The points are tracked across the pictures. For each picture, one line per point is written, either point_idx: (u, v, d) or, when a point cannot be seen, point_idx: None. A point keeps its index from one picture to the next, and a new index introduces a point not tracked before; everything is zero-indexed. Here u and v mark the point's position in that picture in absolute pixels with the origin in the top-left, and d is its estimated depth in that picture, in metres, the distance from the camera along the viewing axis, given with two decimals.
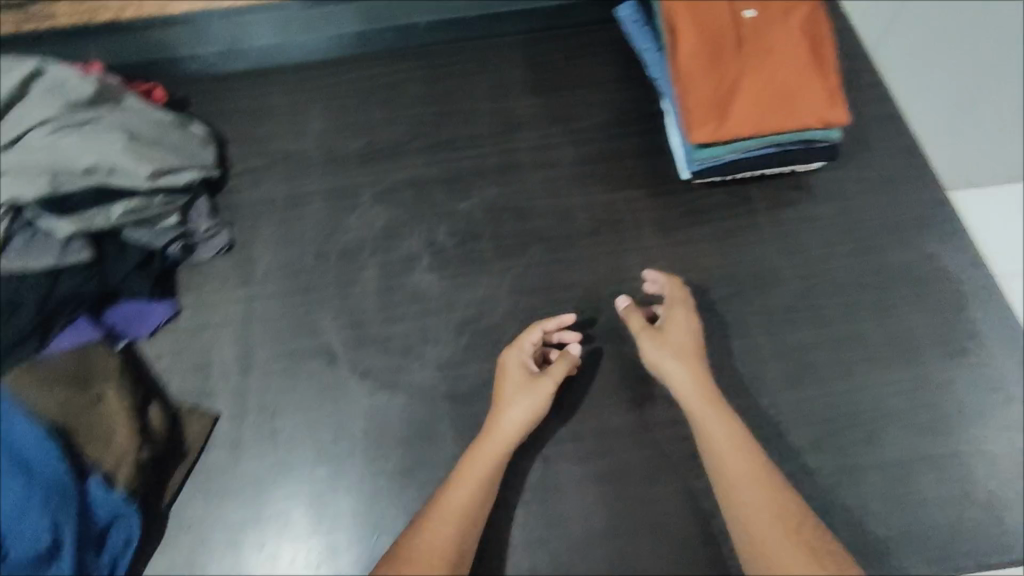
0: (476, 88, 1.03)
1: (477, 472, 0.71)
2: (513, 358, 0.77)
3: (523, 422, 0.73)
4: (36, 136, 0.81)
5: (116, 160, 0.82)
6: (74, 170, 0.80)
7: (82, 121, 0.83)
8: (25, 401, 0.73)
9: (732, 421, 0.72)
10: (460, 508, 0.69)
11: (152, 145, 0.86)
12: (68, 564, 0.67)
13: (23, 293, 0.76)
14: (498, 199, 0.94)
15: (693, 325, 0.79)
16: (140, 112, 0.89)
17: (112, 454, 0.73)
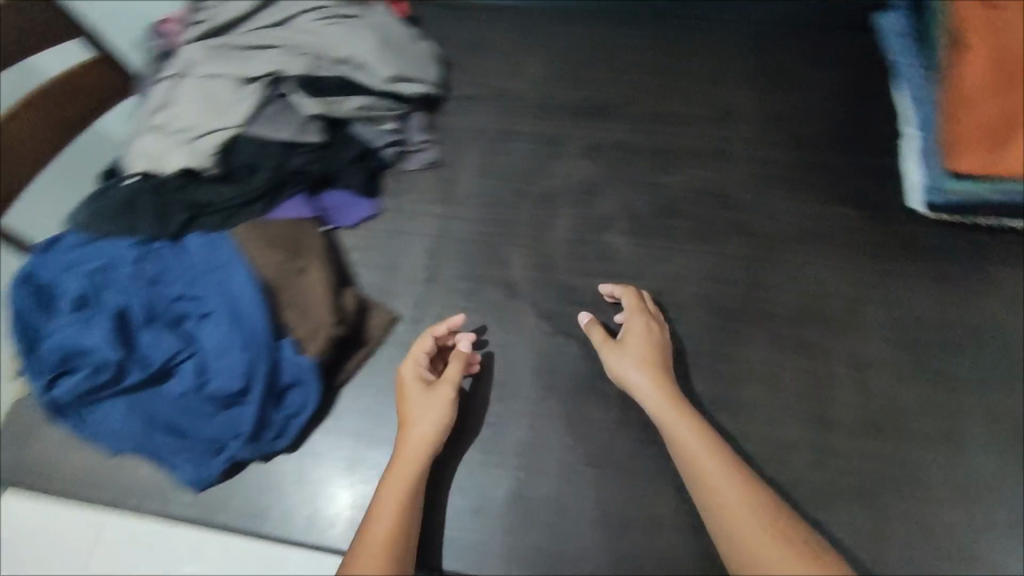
0: (702, 66, 0.99)
1: (406, 476, 0.67)
2: (413, 369, 0.73)
3: (434, 436, 0.69)
4: (303, 19, 0.87)
5: (365, 59, 0.87)
6: (330, 60, 0.86)
7: (345, 15, 0.88)
8: (246, 254, 0.80)
9: (701, 433, 0.65)
10: (395, 522, 0.63)
11: (394, 50, 0.90)
12: (256, 407, 0.73)
13: (263, 156, 0.83)
14: (706, 182, 0.91)
15: (653, 332, 0.75)
16: (389, 19, 0.93)
17: (308, 322, 0.78)
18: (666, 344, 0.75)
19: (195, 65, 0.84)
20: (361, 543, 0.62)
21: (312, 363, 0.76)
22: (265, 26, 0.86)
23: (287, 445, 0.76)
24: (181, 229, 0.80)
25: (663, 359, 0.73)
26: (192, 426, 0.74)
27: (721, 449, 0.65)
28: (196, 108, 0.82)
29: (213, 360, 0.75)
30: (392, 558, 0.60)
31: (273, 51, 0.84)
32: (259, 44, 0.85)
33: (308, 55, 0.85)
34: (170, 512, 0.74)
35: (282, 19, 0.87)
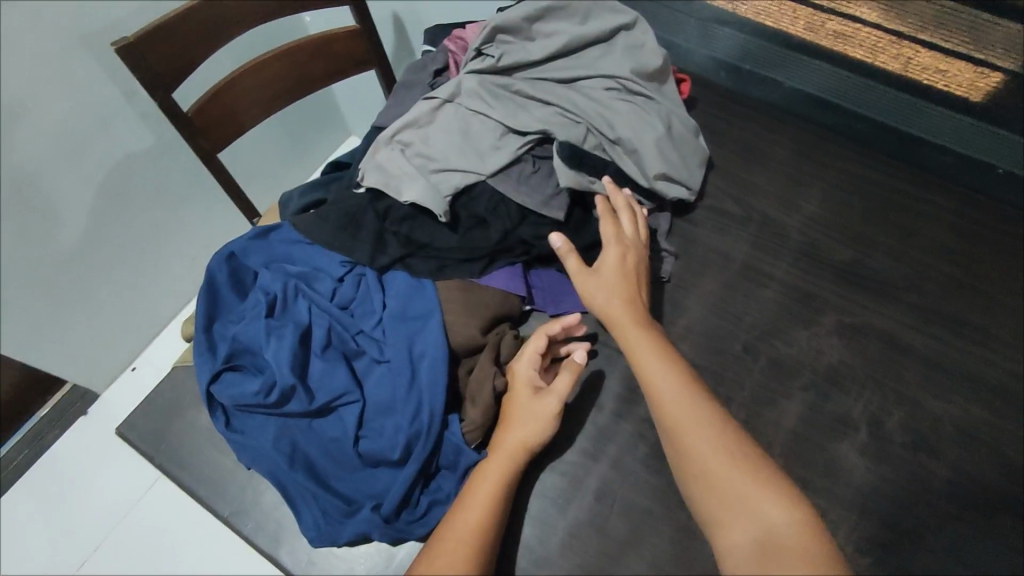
0: (1016, 278, 0.81)
1: (502, 467, 0.65)
2: (527, 365, 0.71)
3: (526, 441, 0.67)
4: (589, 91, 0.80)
5: (638, 152, 0.78)
6: (602, 140, 0.78)
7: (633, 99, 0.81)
8: (446, 312, 0.72)
9: (662, 356, 0.67)
10: (486, 510, 0.62)
11: (671, 145, 0.80)
12: (403, 485, 0.66)
13: (498, 215, 0.75)
14: (986, 427, 0.72)
15: (631, 264, 0.73)
16: (677, 108, 0.83)
17: (478, 405, 0.70)
18: (639, 267, 0.73)
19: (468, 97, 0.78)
20: (445, 526, 0.62)
21: (472, 460, 0.68)
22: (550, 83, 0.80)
23: (419, 534, 0.67)
24: (391, 262, 0.74)
25: (627, 274, 0.73)
26: (334, 475, 0.68)
27: (682, 376, 0.65)
28: (448, 138, 0.76)
29: (377, 414, 0.69)
30: (476, 555, 0.60)
31: (550, 113, 0.78)
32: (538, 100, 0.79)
33: (583, 127, 0.77)
34: (279, 557, 0.68)
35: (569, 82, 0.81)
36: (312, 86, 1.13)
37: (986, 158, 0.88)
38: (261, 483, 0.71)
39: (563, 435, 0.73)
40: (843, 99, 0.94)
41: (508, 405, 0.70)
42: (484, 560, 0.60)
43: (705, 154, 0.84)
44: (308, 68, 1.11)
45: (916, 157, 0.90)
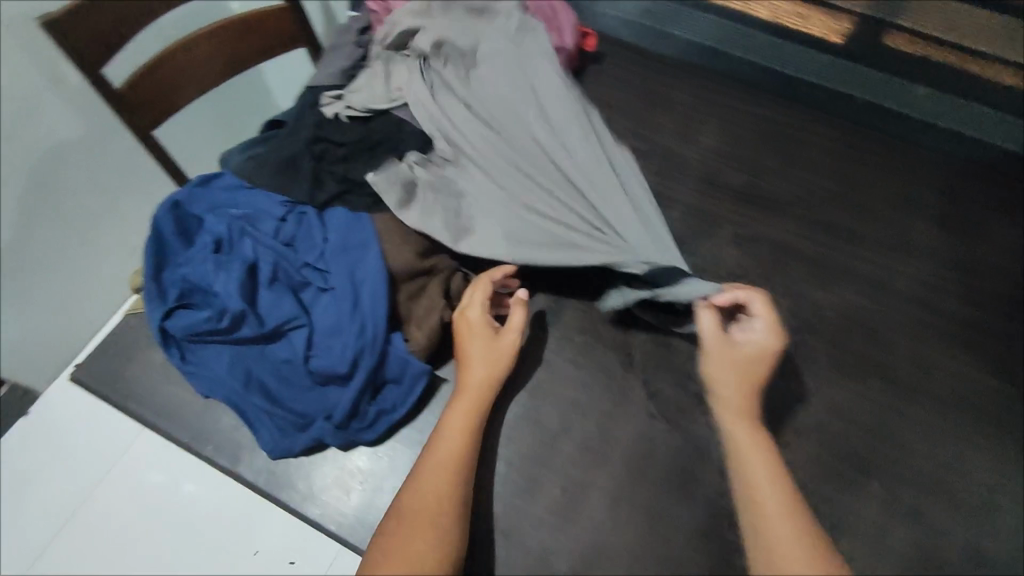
0: (882, 186, 0.93)
1: (471, 407, 0.70)
2: (476, 305, 0.75)
3: (488, 376, 0.72)
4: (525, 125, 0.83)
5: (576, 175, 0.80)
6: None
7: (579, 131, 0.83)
8: (383, 240, 0.78)
9: (774, 468, 0.64)
10: (461, 442, 0.68)
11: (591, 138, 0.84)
12: (352, 395, 0.72)
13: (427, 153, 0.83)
14: (860, 309, 0.84)
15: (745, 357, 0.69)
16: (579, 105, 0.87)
17: (421, 320, 0.78)
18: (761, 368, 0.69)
19: (440, 171, 0.82)
20: (425, 457, 0.67)
21: (416, 368, 0.75)
22: (515, 146, 0.83)
23: (370, 438, 0.74)
24: (330, 200, 0.80)
25: (739, 362, 0.69)
26: (287, 395, 0.74)
27: (780, 471, 0.64)
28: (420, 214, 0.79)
29: (324, 337, 0.75)
30: (457, 483, 0.66)
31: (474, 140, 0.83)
32: (460, 127, 0.83)
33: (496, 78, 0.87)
34: (239, 472, 0.73)
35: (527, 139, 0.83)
36: (247, 65, 1.17)
37: (854, 91, 1.00)
38: (217, 410, 0.76)
39: None
40: (729, 46, 1.06)
41: (461, 349, 0.74)
42: (463, 492, 0.65)
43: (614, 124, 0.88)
44: (238, 49, 1.15)
45: (794, 92, 1.01)
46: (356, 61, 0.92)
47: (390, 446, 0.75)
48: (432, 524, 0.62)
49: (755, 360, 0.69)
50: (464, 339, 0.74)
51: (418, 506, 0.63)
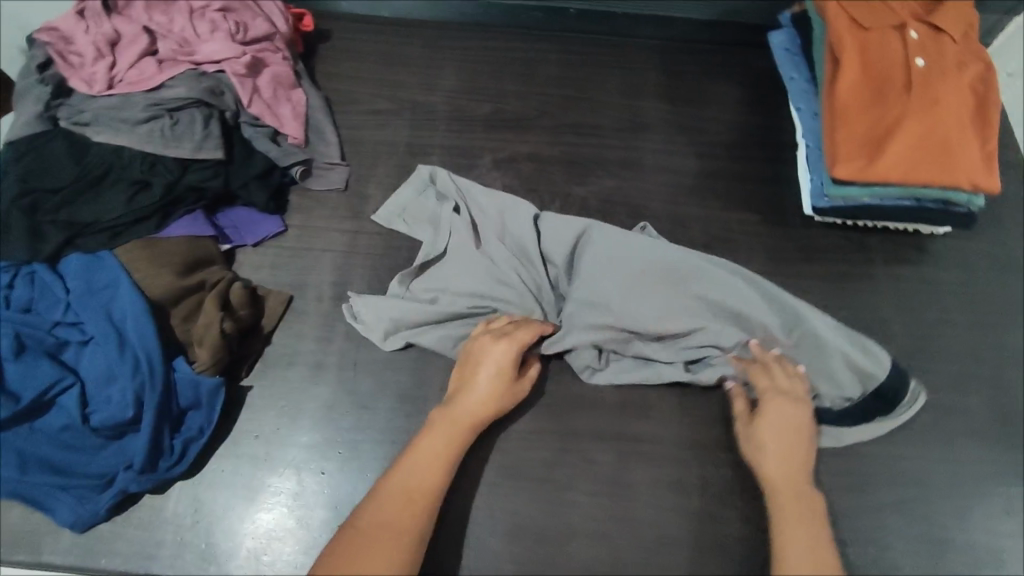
0: (610, 81, 1.02)
1: (453, 437, 0.68)
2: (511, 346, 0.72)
3: (490, 405, 0.70)
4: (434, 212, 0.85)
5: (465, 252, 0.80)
6: (235, 87, 0.86)
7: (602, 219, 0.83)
8: (131, 272, 0.75)
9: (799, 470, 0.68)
10: (436, 475, 0.66)
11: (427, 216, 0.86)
12: (146, 435, 0.68)
13: (156, 172, 0.79)
14: (615, 192, 0.93)
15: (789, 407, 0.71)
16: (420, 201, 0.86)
17: (199, 338, 0.73)
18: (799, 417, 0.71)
19: (615, 368, 0.77)
20: (394, 478, 0.65)
21: (203, 389, 0.72)
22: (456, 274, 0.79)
23: (183, 471, 0.71)
24: (58, 250, 0.74)
25: (798, 427, 0.70)
26: (77, 462, 0.69)
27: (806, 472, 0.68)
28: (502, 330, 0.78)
29: (98, 389, 0.70)
30: (415, 526, 0.63)
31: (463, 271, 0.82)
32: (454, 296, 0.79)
33: (211, 81, 0.84)
34: (45, 560, 0.68)
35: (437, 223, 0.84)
36: None
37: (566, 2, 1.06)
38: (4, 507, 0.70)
39: (294, 337, 0.80)
40: None
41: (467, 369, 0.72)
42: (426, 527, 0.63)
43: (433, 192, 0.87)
44: None
45: (515, 17, 1.07)
46: (48, 100, 0.80)
47: (207, 472, 0.72)
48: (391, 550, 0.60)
49: (791, 412, 0.71)
50: (474, 357, 0.72)
51: (374, 523, 0.62)
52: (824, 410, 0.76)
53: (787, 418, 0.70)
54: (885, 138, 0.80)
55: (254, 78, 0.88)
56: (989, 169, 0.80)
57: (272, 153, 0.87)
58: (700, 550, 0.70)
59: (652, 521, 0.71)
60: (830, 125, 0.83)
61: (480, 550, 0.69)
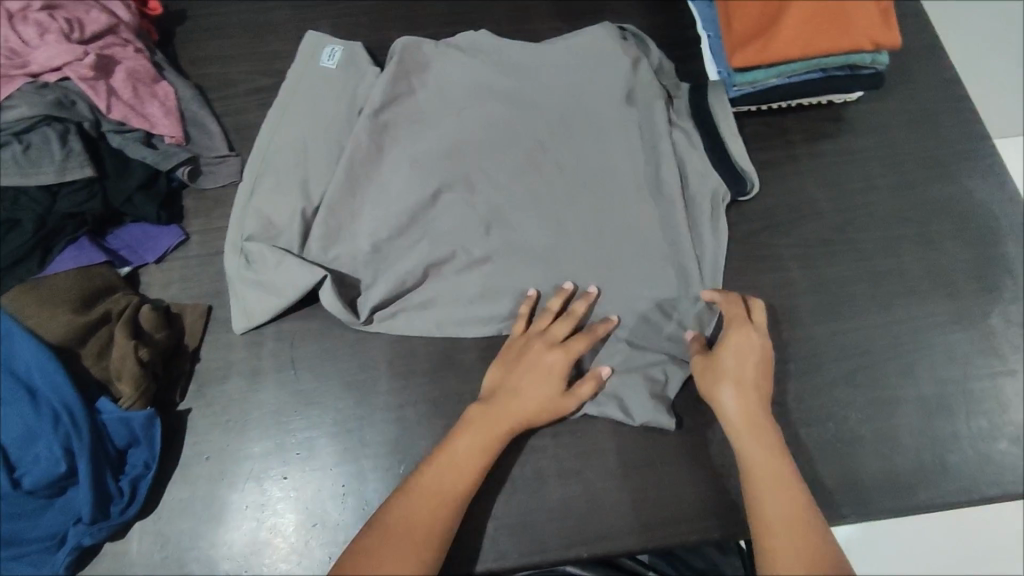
0: (497, 6, 0.96)
1: (478, 452, 0.65)
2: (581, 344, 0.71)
3: (526, 414, 0.68)
4: (317, 139, 0.81)
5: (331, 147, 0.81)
6: (87, 94, 0.77)
7: (475, 92, 0.81)
8: (23, 319, 0.69)
9: (782, 465, 0.63)
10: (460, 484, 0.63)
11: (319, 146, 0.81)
12: (85, 485, 0.64)
13: (21, 207, 0.72)
14: None
15: (749, 362, 0.69)
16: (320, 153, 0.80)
17: (119, 373, 0.68)
18: (759, 369, 0.69)
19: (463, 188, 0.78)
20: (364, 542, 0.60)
21: (138, 423, 0.68)
22: (324, 141, 0.81)
23: (138, 512, 0.68)
24: None
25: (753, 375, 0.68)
26: (18, 529, 0.65)
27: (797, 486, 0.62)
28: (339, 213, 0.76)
29: (22, 451, 0.66)
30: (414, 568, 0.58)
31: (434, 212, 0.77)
32: (324, 144, 0.81)
33: (56, 92, 0.76)
34: None
35: (309, 76, 0.84)
36: None
37: None
38: None
39: (224, 348, 0.76)
40: None
41: (511, 373, 0.70)
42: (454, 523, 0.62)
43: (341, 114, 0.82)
44: None
45: None
46: None
47: (165, 504, 0.69)
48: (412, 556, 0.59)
49: (747, 361, 0.69)
50: (524, 359, 0.70)
51: (406, 528, 0.60)
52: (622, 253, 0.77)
53: (749, 363, 0.69)
54: (780, 10, 0.79)
55: (106, 79, 0.79)
56: (889, 24, 0.79)
57: (149, 156, 0.79)
58: (671, 462, 0.71)
59: (622, 448, 0.72)
60: (725, 13, 0.82)
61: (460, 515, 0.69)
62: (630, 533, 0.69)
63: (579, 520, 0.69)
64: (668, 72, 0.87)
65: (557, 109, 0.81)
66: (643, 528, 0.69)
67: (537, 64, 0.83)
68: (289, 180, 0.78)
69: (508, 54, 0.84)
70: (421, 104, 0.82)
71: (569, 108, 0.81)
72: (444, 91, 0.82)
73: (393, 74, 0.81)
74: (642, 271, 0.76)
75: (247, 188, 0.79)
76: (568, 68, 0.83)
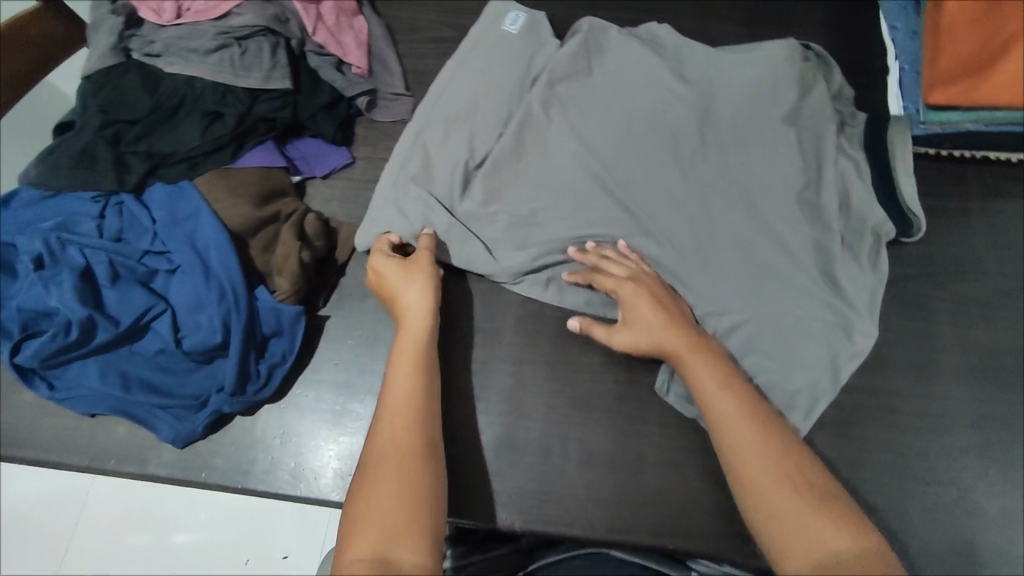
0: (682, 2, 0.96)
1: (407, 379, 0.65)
2: (425, 258, 0.73)
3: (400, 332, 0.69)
4: (492, 91, 0.84)
5: (503, 103, 0.83)
6: (299, 14, 0.85)
7: (649, 79, 0.83)
8: (211, 202, 0.77)
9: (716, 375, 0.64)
10: (397, 416, 0.62)
11: (493, 97, 0.83)
12: (233, 359, 0.71)
13: (228, 102, 0.79)
14: None
15: (646, 293, 0.70)
16: (494, 105, 0.83)
17: (279, 269, 0.75)
18: (656, 291, 0.71)
19: (628, 172, 0.80)
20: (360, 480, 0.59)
21: (287, 316, 0.74)
22: (497, 97, 0.84)
23: (269, 395, 0.74)
24: (142, 181, 0.77)
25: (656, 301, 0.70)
26: (171, 383, 0.73)
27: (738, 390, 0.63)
28: (508, 172, 0.80)
29: (187, 315, 0.73)
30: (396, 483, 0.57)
31: (589, 185, 0.79)
32: (498, 100, 0.83)
33: (276, 8, 0.84)
34: (151, 471, 0.73)
35: (489, 35, 0.87)
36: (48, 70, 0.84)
37: None
38: (108, 423, 0.75)
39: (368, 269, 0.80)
40: None
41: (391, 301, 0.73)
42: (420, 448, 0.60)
43: (522, 77, 0.85)
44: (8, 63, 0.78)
45: None
46: (121, 30, 0.81)
47: (291, 395, 0.75)
48: (394, 476, 0.57)
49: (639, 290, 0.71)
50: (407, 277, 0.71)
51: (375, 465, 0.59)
52: (778, 266, 0.75)
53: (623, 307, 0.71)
54: (992, 60, 0.74)
55: (318, 4, 0.88)
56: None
57: (338, 81, 0.86)
58: None
59: None
60: (931, 54, 0.78)
61: (557, 477, 0.71)
62: (721, 541, 0.69)
63: (670, 513, 0.70)
64: (845, 99, 0.84)
65: (730, 113, 0.81)
66: (733, 540, 0.69)
67: (717, 68, 0.84)
68: (458, 130, 0.82)
69: (687, 53, 0.85)
70: (594, 83, 0.84)
71: (742, 118, 0.81)
72: (619, 74, 0.84)
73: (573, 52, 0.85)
74: (790, 288, 0.74)
75: (417, 129, 0.83)
76: (747, 80, 0.82)
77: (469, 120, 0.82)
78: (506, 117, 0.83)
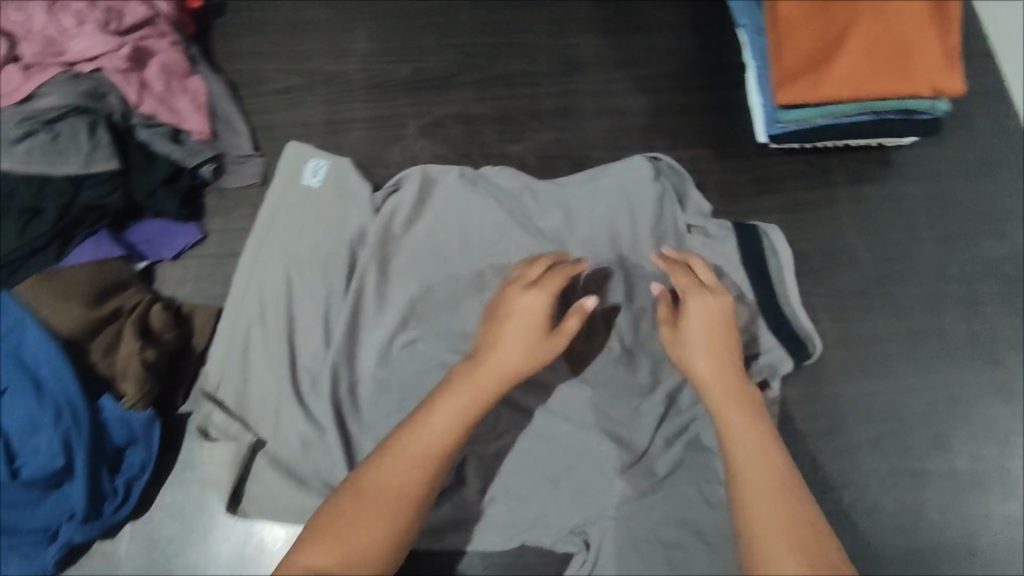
0: (535, 19, 0.93)
1: (441, 438, 0.56)
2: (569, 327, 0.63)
3: (449, 422, 0.57)
4: (334, 211, 0.81)
5: (345, 227, 0.80)
6: (117, 85, 0.78)
7: (477, 230, 0.80)
8: (37, 310, 0.69)
9: (753, 425, 0.59)
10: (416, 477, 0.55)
11: (332, 218, 0.80)
12: (81, 479, 0.64)
13: (45, 196, 0.72)
14: (553, 146, 0.86)
15: (716, 316, 0.66)
16: (335, 222, 0.80)
17: (121, 372, 0.68)
18: (729, 328, 0.66)
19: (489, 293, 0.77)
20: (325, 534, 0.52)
21: (139, 422, 0.67)
22: (335, 223, 0.80)
23: (129, 511, 0.68)
24: None
25: (720, 330, 0.65)
26: (10, 520, 0.65)
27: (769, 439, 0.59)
28: (356, 308, 0.76)
29: (24, 439, 0.66)
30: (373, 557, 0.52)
31: (437, 363, 0.74)
32: (337, 226, 0.80)
33: (88, 82, 0.77)
34: None
35: (293, 184, 0.81)
36: None
37: None
38: None
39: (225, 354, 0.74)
40: None
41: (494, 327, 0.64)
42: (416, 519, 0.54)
43: (356, 190, 0.82)
44: None
45: None
46: None
47: (156, 507, 0.71)
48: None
49: (722, 324, 0.65)
50: (502, 311, 0.65)
51: (368, 503, 0.53)
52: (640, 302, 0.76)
53: (704, 315, 0.66)
54: (830, 54, 0.73)
55: (140, 70, 0.80)
56: (945, 32, 0.72)
57: (176, 152, 0.79)
58: (681, 526, 0.67)
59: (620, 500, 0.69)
60: (774, 45, 0.76)
61: None
62: None
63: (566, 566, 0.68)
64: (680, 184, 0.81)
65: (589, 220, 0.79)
66: None
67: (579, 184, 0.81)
68: (274, 325, 0.75)
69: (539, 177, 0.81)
70: (415, 246, 0.79)
71: (613, 199, 0.79)
72: (444, 231, 0.80)
73: (389, 222, 0.79)
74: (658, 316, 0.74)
75: (251, 276, 0.78)
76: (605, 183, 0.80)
77: (312, 252, 0.79)
78: (350, 238, 0.79)
